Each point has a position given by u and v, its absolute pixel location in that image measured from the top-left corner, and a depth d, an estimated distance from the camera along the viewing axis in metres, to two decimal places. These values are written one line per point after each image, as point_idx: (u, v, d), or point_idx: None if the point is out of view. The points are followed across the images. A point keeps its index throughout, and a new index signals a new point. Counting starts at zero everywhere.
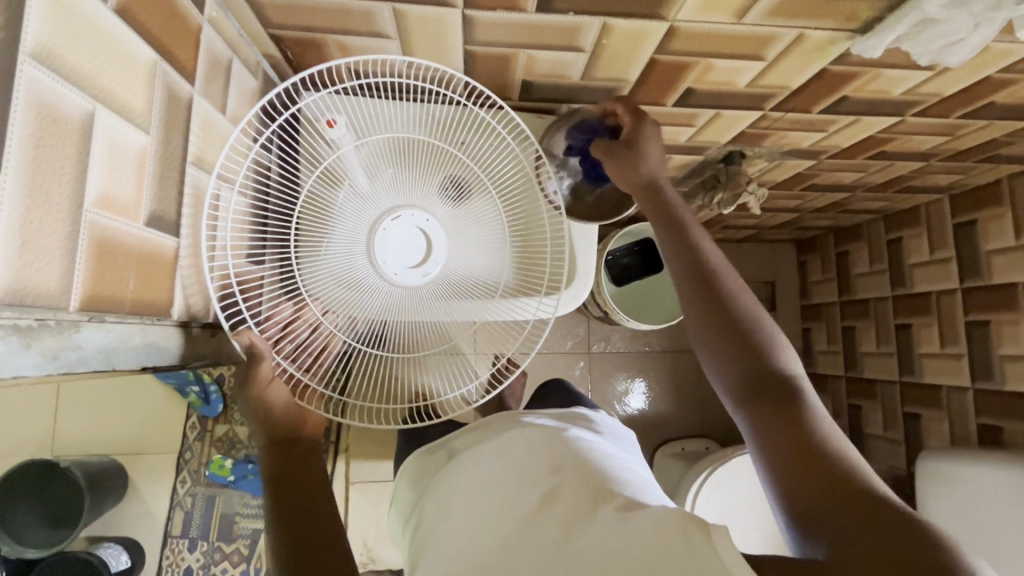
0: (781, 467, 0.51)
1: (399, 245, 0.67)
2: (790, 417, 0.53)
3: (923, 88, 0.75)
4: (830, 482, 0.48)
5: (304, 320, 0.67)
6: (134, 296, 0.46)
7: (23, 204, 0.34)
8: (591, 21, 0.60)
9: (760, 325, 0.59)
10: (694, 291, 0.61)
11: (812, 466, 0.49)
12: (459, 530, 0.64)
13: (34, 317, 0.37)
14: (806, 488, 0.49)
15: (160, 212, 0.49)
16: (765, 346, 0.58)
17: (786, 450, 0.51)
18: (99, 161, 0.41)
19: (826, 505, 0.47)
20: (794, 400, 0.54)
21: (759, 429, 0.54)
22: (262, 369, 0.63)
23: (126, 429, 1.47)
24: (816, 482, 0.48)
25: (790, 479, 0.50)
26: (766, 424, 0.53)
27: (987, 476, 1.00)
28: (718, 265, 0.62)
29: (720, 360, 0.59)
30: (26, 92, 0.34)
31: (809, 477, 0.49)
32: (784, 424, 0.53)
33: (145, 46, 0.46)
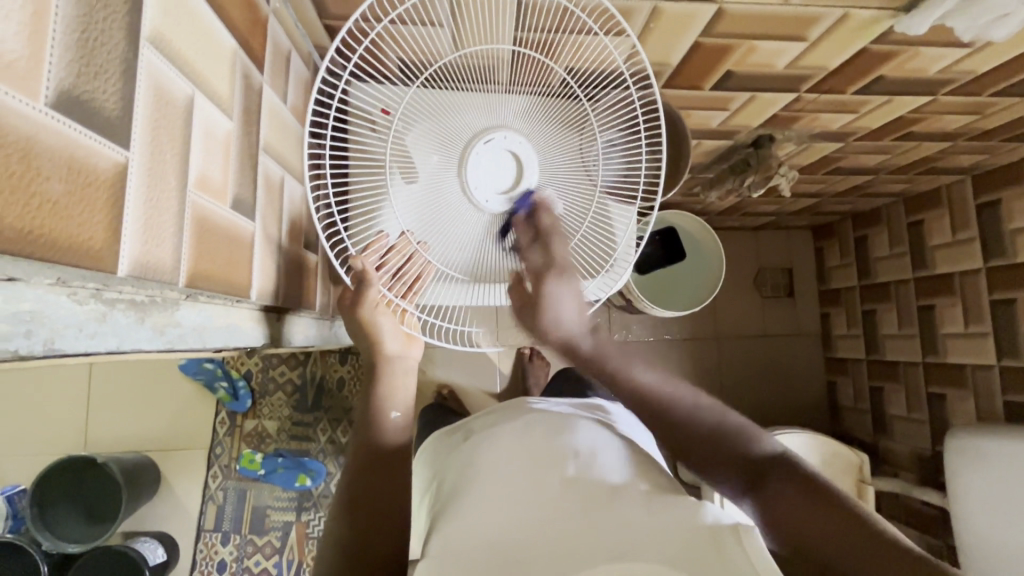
0: (808, 545, 0.52)
1: (491, 169, 0.65)
2: (794, 496, 0.54)
3: (959, 66, 0.77)
4: (853, 536, 0.50)
5: (402, 251, 0.68)
6: (226, 278, 0.48)
7: (144, 182, 0.35)
8: (642, 4, 0.62)
9: (724, 422, 0.61)
10: (665, 433, 0.61)
11: (842, 529, 0.51)
12: (468, 509, 0.64)
13: (147, 294, 0.39)
14: (838, 561, 0.50)
15: (240, 196, 0.51)
16: (739, 443, 0.59)
17: (800, 529, 0.52)
18: (198, 144, 0.42)
19: (862, 561, 0.49)
20: (778, 476, 0.56)
21: (775, 527, 0.54)
22: (370, 294, 0.69)
23: (156, 426, 1.48)
24: (841, 550, 0.50)
25: (825, 549, 0.51)
26: (784, 509, 0.54)
27: (1019, 448, 1.00)
28: (657, 382, 0.64)
29: (710, 468, 0.60)
30: (146, 74, 0.36)
31: (830, 550, 0.51)
32: (797, 509, 0.53)
33: (226, 34, 0.48)
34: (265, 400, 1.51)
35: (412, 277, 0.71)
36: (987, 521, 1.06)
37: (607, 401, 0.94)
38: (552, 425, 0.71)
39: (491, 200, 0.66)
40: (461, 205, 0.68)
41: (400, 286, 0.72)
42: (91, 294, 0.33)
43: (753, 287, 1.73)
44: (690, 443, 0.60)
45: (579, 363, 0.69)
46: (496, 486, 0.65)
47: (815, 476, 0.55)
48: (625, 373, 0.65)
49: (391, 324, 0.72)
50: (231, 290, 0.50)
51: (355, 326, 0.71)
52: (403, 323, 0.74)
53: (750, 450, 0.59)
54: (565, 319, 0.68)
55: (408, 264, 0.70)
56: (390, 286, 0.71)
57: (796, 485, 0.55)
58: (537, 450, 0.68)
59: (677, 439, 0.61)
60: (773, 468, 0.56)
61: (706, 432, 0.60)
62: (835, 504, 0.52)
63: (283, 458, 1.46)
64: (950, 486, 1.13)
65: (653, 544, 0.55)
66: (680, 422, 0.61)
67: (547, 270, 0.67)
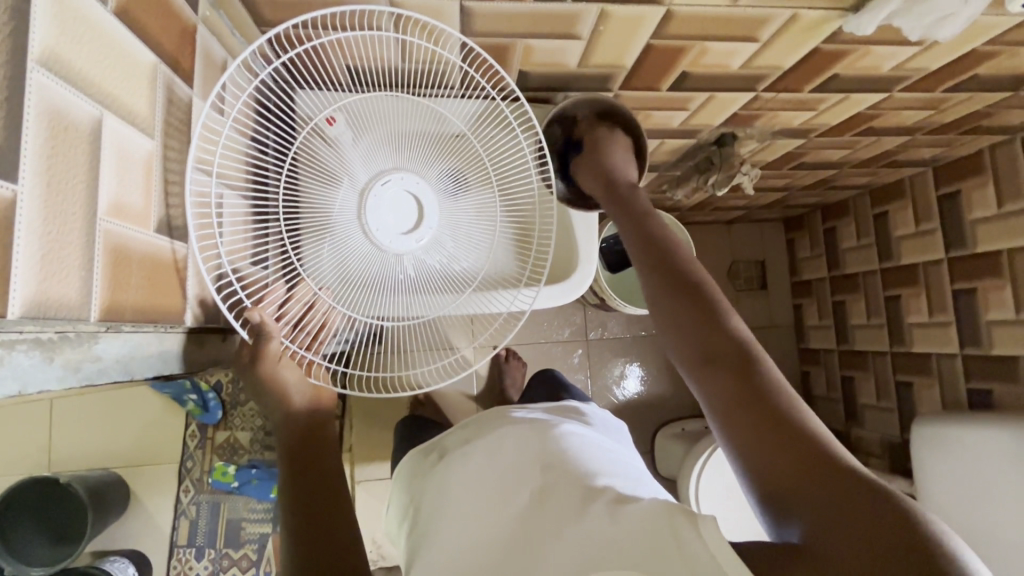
0: (749, 451, 0.49)
1: (390, 210, 0.65)
2: (750, 388, 0.51)
3: (910, 63, 0.77)
4: (809, 459, 0.46)
5: (300, 298, 0.65)
6: (151, 306, 0.46)
7: (40, 216, 0.33)
8: (589, 9, 0.61)
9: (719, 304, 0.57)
10: (661, 284, 0.60)
11: (800, 452, 0.47)
12: (446, 539, 0.63)
13: (55, 330, 0.37)
14: (771, 465, 0.48)
15: (166, 218, 0.48)
16: (721, 323, 0.56)
17: (748, 428, 0.50)
18: (109, 168, 0.40)
19: (796, 475, 0.46)
20: (751, 365, 0.52)
21: (721, 408, 0.52)
22: (269, 347, 0.62)
23: (123, 441, 1.44)
24: (790, 464, 0.47)
25: (765, 450, 0.48)
26: (731, 395, 0.52)
27: (983, 435, 1.02)
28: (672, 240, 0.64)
29: (677, 333, 0.57)
30: (36, 99, 0.33)
31: (770, 456, 0.48)
32: (747, 399, 0.51)
33: (144, 48, 0.45)
34: (236, 411, 1.47)
35: (316, 326, 0.67)
36: (952, 507, 1.09)
37: (585, 402, 0.92)
38: (520, 440, 0.70)
39: (394, 240, 0.65)
40: (363, 247, 0.66)
41: (305, 337, 0.68)
42: None
43: (727, 280, 1.74)
44: (679, 301, 0.58)
45: (611, 202, 0.71)
46: (468, 513, 0.64)
47: (789, 395, 0.51)
48: (659, 228, 0.66)
49: (295, 377, 0.65)
50: (159, 317, 0.47)
51: (254, 384, 0.64)
52: (311, 374, 0.68)
53: (721, 330, 0.55)
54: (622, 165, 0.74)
55: (310, 313, 0.67)
56: (292, 337, 0.67)
57: (756, 386, 0.51)
58: (507, 471, 0.67)
59: (667, 284, 0.60)
60: (735, 352, 0.53)
61: (699, 300, 0.58)
62: (797, 423, 0.49)
63: (257, 469, 1.43)
64: (918, 473, 1.15)
65: (619, 553, 0.53)
66: (683, 281, 0.59)
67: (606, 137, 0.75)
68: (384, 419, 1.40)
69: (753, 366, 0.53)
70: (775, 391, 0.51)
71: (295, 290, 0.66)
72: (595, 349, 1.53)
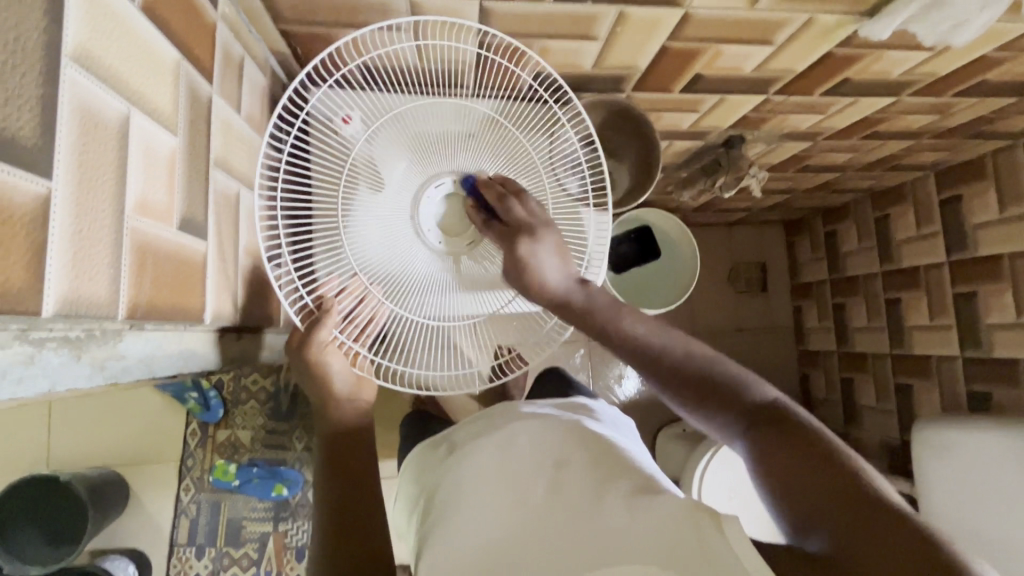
0: (787, 499, 0.47)
1: (442, 213, 0.70)
2: (779, 434, 0.50)
3: (921, 68, 0.78)
4: (843, 485, 0.44)
5: (350, 292, 0.68)
6: (173, 305, 0.46)
7: (73, 213, 0.33)
8: (608, 11, 0.61)
9: (720, 370, 0.58)
10: (658, 373, 0.61)
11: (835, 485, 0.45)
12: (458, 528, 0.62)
13: (82, 328, 0.37)
14: (812, 509, 0.45)
15: (188, 216, 0.48)
16: (727, 387, 0.56)
17: (780, 475, 0.48)
18: (136, 165, 0.40)
19: (838, 513, 0.43)
20: (779, 416, 0.52)
21: (755, 467, 0.51)
22: (319, 335, 0.67)
23: (123, 439, 1.43)
24: (829, 496, 0.44)
25: (801, 495, 0.46)
26: (761, 450, 0.50)
27: (984, 438, 1.02)
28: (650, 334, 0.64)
29: (701, 415, 0.57)
30: (70, 95, 0.33)
31: (804, 499, 0.46)
32: (780, 446, 0.49)
33: (167, 44, 0.45)
34: (238, 410, 1.47)
35: (365, 320, 0.70)
36: (952, 509, 1.10)
37: (592, 399, 0.92)
38: (534, 434, 0.69)
39: (443, 242, 0.71)
40: (416, 248, 0.70)
41: (354, 330, 0.71)
42: (16, 335, 0.31)
43: (728, 282, 1.75)
44: (678, 384, 0.59)
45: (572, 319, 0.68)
46: (478, 504, 0.64)
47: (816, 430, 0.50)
48: (621, 320, 0.65)
49: (341, 364, 0.69)
50: (181, 315, 0.47)
51: (300, 368, 0.69)
52: (354, 365, 0.71)
53: (740, 395, 0.55)
54: (552, 270, 0.69)
55: (360, 307, 0.69)
56: (343, 329, 0.70)
57: (789, 431, 0.50)
58: (519, 463, 0.66)
59: (666, 375, 0.60)
60: (761, 411, 0.53)
61: (700, 373, 0.58)
62: (828, 452, 0.47)
63: (258, 469, 1.43)
64: (918, 475, 1.16)
65: (638, 549, 0.52)
66: (673, 361, 0.60)
67: (525, 227, 0.68)
68: (386, 418, 1.40)
69: (782, 417, 0.52)
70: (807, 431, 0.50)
71: (346, 284, 0.69)
72: (597, 349, 1.54)
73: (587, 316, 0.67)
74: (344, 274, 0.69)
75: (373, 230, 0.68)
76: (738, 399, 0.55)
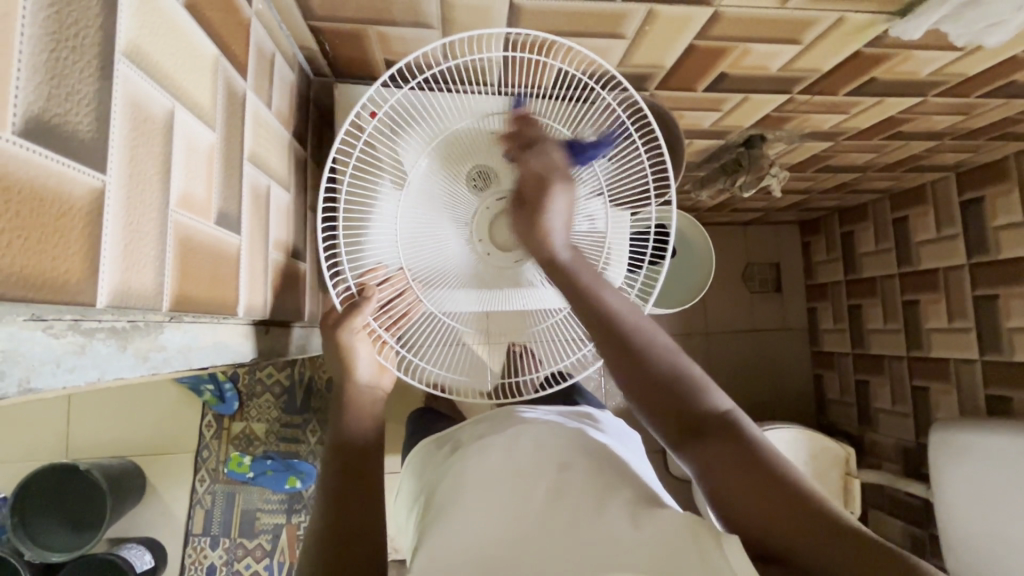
0: (745, 515, 0.49)
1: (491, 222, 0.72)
2: (735, 449, 0.52)
3: (949, 69, 0.77)
4: (793, 503, 0.47)
5: (393, 285, 0.71)
6: (211, 298, 0.46)
7: (123, 207, 0.34)
8: (637, 8, 0.61)
9: (681, 370, 0.58)
10: (624, 365, 0.59)
11: (783, 504, 0.47)
12: (464, 523, 0.61)
13: (127, 320, 0.37)
14: (768, 527, 0.47)
15: (225, 210, 0.49)
16: (689, 391, 0.57)
17: (739, 491, 0.50)
18: (179, 160, 0.40)
19: (792, 532, 0.46)
20: (733, 429, 0.53)
21: (710, 476, 0.52)
22: (356, 319, 0.69)
23: (140, 430, 1.45)
24: (777, 514, 0.47)
25: (758, 512, 0.48)
26: (716, 460, 0.52)
27: (1003, 442, 1.02)
28: (624, 317, 0.62)
29: (658, 414, 0.57)
30: (122, 90, 0.34)
31: (762, 518, 0.48)
32: (737, 460, 0.51)
33: (207, 40, 0.45)
34: (253, 402, 1.48)
35: (399, 312, 0.73)
36: (969, 513, 1.09)
37: (598, 409, 0.92)
38: (537, 438, 0.69)
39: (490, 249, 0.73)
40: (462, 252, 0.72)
41: (386, 320, 0.74)
42: (69, 325, 0.31)
43: (742, 282, 1.74)
44: (645, 381, 0.58)
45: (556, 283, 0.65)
46: (486, 501, 0.63)
47: (762, 442, 0.53)
48: (600, 295, 0.63)
49: (368, 353, 0.71)
50: (217, 308, 0.48)
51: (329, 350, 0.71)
52: (381, 355, 0.74)
53: (696, 402, 0.56)
54: (556, 232, 0.66)
55: (398, 300, 0.73)
56: (377, 318, 0.73)
57: (742, 447, 0.52)
58: (523, 464, 0.66)
59: (633, 366, 0.59)
60: (718, 422, 0.54)
61: (665, 372, 0.58)
62: (779, 472, 0.50)
63: (273, 461, 1.45)
64: (934, 478, 1.16)
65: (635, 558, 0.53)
66: (637, 356, 0.59)
67: (552, 176, 0.66)
68: (399, 414, 1.41)
69: (734, 430, 0.53)
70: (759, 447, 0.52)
71: (390, 275, 0.72)
72: None
73: (567, 291, 0.64)
74: (389, 264, 0.72)
75: (419, 230, 0.70)
76: (695, 407, 0.56)
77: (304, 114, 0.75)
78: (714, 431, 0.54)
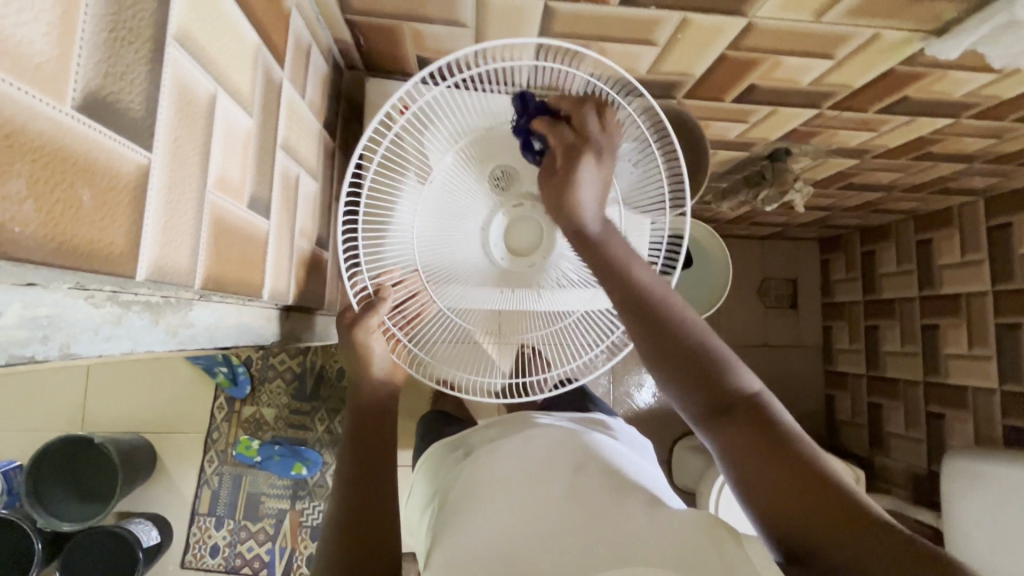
0: (770, 500, 0.50)
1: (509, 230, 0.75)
2: (762, 433, 0.52)
3: (985, 90, 0.76)
4: (824, 495, 0.48)
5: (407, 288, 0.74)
6: (241, 279, 0.48)
7: (165, 184, 0.35)
8: (671, 16, 0.61)
9: (709, 347, 0.58)
10: (647, 341, 0.59)
11: (812, 495, 0.48)
12: (479, 519, 0.61)
13: (161, 295, 0.38)
14: (795, 512, 0.48)
15: (257, 195, 0.50)
16: (714, 371, 0.56)
17: (767, 475, 0.50)
18: (218, 142, 0.42)
19: (820, 519, 0.47)
20: (758, 413, 0.53)
21: (735, 460, 0.53)
22: (371, 319, 0.71)
23: (154, 408, 1.48)
24: (807, 508, 0.48)
25: (787, 497, 0.49)
26: (741, 444, 0.52)
27: (1020, 474, 0.99)
28: (654, 288, 0.61)
29: (684, 387, 0.56)
30: (171, 72, 0.35)
31: (788, 504, 0.49)
32: (763, 445, 0.52)
33: (250, 29, 0.47)
34: (264, 387, 1.50)
35: (413, 312, 0.76)
36: (980, 544, 1.06)
37: (611, 416, 0.92)
38: (558, 441, 0.70)
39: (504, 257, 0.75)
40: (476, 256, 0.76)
41: (400, 319, 0.76)
42: (107, 296, 0.33)
43: (757, 296, 1.72)
44: (672, 358, 0.57)
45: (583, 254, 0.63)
46: (497, 497, 0.63)
47: (789, 425, 0.53)
48: (631, 265, 0.62)
49: (383, 350, 0.73)
50: (245, 290, 0.49)
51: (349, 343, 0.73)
52: (392, 353, 0.76)
53: (722, 381, 0.56)
54: (585, 202, 0.63)
55: (411, 300, 0.75)
56: (391, 317, 0.75)
57: (770, 433, 0.52)
58: (538, 464, 0.67)
59: (660, 335, 0.58)
60: (745, 406, 0.54)
61: (692, 347, 0.57)
62: (805, 456, 0.50)
63: (280, 446, 1.47)
64: (944, 507, 1.14)
65: (659, 548, 0.53)
66: (666, 325, 0.59)
67: (581, 146, 0.64)
68: (407, 407, 1.42)
69: (759, 413, 0.54)
70: (787, 434, 0.52)
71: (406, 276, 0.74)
72: None
73: (592, 258, 0.63)
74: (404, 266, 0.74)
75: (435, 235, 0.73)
76: (723, 387, 0.55)
77: (334, 106, 0.77)
78: (739, 415, 0.54)
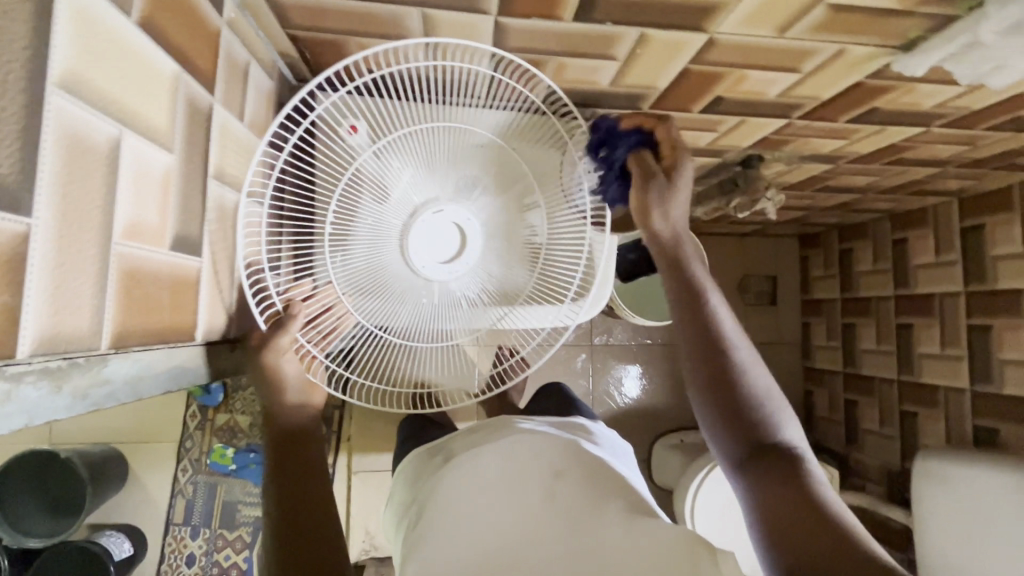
0: (777, 535, 0.54)
1: (432, 241, 0.69)
2: (791, 483, 0.57)
3: (956, 101, 0.74)
4: (830, 536, 0.52)
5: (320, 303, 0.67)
6: (163, 325, 0.45)
7: (52, 246, 0.32)
8: (629, 31, 0.58)
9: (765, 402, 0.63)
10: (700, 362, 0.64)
11: (816, 533, 0.53)
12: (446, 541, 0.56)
13: (63, 357, 0.34)
14: (803, 546, 0.52)
15: (183, 234, 0.47)
16: (764, 422, 0.62)
17: (785, 515, 0.55)
18: (126, 188, 0.38)
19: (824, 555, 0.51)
20: (794, 466, 0.58)
21: (762, 498, 0.57)
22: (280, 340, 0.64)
23: (124, 418, 1.44)
24: (814, 550, 0.52)
25: (795, 535, 0.53)
26: (774, 485, 0.57)
27: (987, 478, 1.00)
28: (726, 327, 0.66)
29: (727, 427, 0.62)
30: (55, 123, 0.31)
31: (803, 544, 0.52)
32: (789, 491, 0.56)
33: (166, 58, 0.43)
34: (238, 395, 1.46)
35: (329, 328, 0.69)
36: (949, 545, 1.07)
37: (593, 419, 0.90)
38: (541, 445, 0.62)
39: (431, 267, 0.70)
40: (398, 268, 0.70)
41: (314, 334, 0.70)
42: None
43: (737, 293, 1.72)
44: (723, 390, 0.62)
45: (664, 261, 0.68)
46: (469, 522, 0.57)
47: (820, 485, 0.57)
48: (708, 293, 0.67)
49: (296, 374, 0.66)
50: (169, 335, 0.46)
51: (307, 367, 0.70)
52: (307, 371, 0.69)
53: (764, 432, 0.61)
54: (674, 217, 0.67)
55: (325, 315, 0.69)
56: (305, 335, 0.68)
57: (799, 482, 0.57)
58: (517, 473, 0.60)
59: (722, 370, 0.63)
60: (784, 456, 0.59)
61: (745, 395, 0.62)
62: (825, 513, 0.54)
63: (255, 454, 1.44)
64: (914, 507, 1.14)
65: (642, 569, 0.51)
66: (723, 353, 0.64)
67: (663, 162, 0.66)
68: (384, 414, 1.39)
69: (795, 466, 0.58)
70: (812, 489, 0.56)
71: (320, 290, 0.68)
72: (600, 353, 1.52)
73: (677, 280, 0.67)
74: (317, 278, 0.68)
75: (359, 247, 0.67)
76: (763, 437, 0.61)
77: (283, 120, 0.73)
78: (775, 464, 0.59)
